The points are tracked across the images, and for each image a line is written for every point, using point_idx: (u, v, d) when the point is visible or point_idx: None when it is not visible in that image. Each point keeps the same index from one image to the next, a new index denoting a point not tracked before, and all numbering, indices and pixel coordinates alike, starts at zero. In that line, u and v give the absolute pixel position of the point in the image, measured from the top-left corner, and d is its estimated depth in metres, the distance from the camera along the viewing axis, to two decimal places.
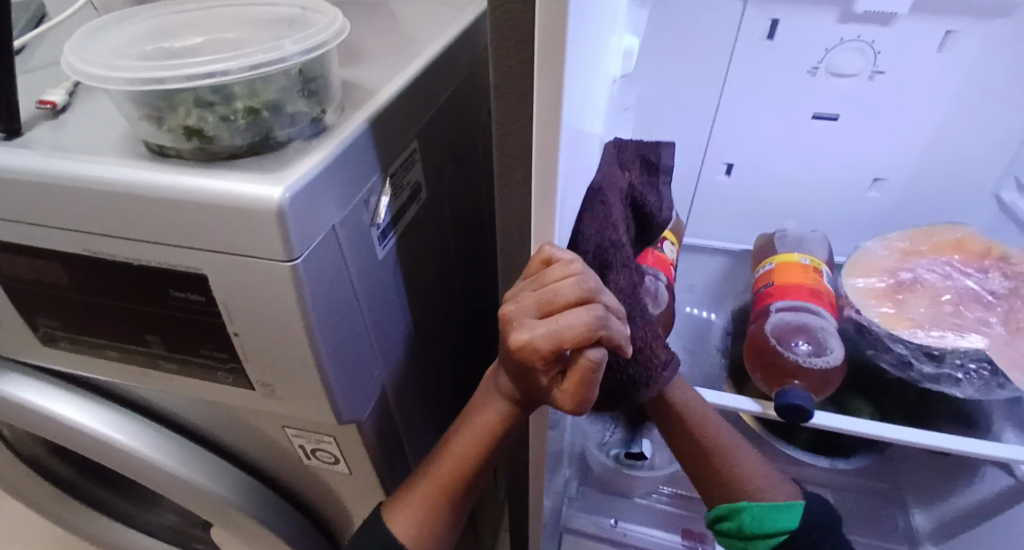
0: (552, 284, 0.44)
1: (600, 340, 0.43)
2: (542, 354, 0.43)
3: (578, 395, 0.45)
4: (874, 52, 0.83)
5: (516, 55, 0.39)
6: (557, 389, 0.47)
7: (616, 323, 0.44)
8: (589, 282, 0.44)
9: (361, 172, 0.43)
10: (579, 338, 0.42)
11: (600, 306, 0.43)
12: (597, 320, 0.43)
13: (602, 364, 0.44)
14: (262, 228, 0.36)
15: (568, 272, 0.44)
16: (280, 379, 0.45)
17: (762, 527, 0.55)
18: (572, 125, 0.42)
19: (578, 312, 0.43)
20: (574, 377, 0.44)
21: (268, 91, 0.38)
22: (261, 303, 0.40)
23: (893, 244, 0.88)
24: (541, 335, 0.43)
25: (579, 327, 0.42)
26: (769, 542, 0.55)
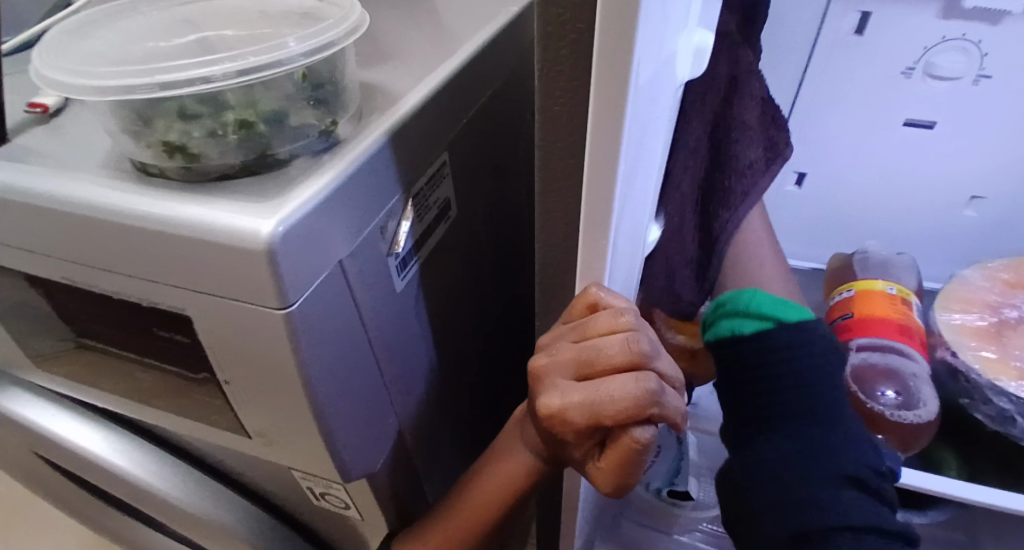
0: (594, 341, 0.38)
1: (649, 417, 0.38)
2: (576, 425, 0.38)
3: (617, 473, 0.40)
4: (981, 53, 0.72)
5: (569, 58, 0.31)
6: (594, 463, 0.42)
7: (670, 397, 0.38)
8: (640, 344, 0.37)
9: (377, 194, 0.36)
10: (623, 413, 0.37)
11: (652, 375, 0.37)
12: (648, 394, 0.36)
13: (650, 443, 0.38)
14: (248, 269, 0.29)
15: (615, 326, 0.38)
16: (278, 431, 0.39)
17: (754, 307, 0.46)
18: (633, 144, 0.34)
19: (623, 381, 0.37)
20: (616, 455, 0.39)
21: (267, 99, 0.32)
22: (252, 351, 0.33)
23: (995, 274, 0.76)
24: (577, 403, 0.38)
25: (623, 400, 0.37)
26: (759, 326, 0.46)
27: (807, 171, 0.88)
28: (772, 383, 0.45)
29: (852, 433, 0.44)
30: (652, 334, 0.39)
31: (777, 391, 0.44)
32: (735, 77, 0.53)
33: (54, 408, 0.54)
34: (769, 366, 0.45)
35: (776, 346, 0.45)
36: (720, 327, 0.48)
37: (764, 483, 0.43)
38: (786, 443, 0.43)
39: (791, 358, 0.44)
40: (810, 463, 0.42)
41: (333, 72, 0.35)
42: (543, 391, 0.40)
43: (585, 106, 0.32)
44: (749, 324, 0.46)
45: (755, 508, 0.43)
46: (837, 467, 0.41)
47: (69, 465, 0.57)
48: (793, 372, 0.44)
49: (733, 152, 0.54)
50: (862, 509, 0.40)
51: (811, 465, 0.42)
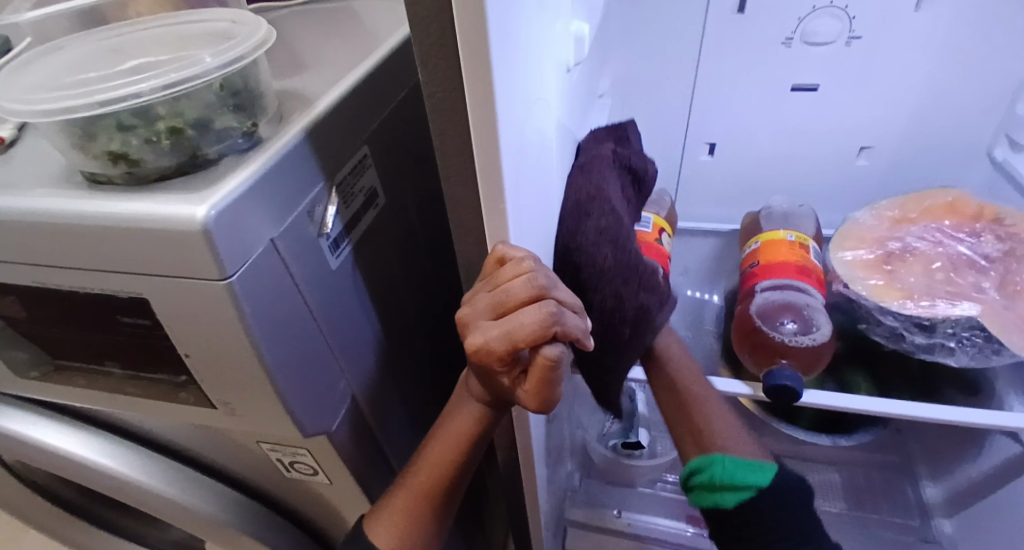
0: (504, 284, 0.45)
1: (555, 336, 0.44)
2: (498, 354, 0.45)
3: (539, 391, 0.46)
4: (849, 17, 0.81)
5: (442, 50, 0.37)
6: (522, 387, 0.49)
7: (571, 317, 0.45)
8: (540, 279, 0.44)
9: (300, 182, 0.42)
10: (531, 336, 0.43)
11: (552, 302, 0.44)
12: (549, 316, 0.43)
13: (561, 360, 0.45)
14: (190, 248, 0.35)
15: (520, 271, 0.44)
16: (238, 397, 0.44)
17: (728, 479, 0.55)
18: (511, 117, 0.41)
19: (530, 310, 0.44)
20: (535, 376, 0.46)
21: (191, 108, 0.38)
22: (204, 322, 0.39)
23: (883, 213, 0.86)
24: (496, 336, 0.45)
25: (530, 325, 0.43)
26: (739, 497, 0.55)
27: (716, 141, 0.97)
28: (761, 534, 0.54)
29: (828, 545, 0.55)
30: (551, 272, 0.46)
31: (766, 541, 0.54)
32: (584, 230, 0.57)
33: (36, 417, 0.59)
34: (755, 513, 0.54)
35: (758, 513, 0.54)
36: (704, 495, 0.57)
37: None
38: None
39: (771, 504, 0.54)
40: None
41: (248, 82, 0.41)
42: (469, 334, 0.47)
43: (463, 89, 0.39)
44: (729, 496, 0.55)
45: None
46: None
47: (55, 472, 0.62)
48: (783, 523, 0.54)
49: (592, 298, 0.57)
50: None
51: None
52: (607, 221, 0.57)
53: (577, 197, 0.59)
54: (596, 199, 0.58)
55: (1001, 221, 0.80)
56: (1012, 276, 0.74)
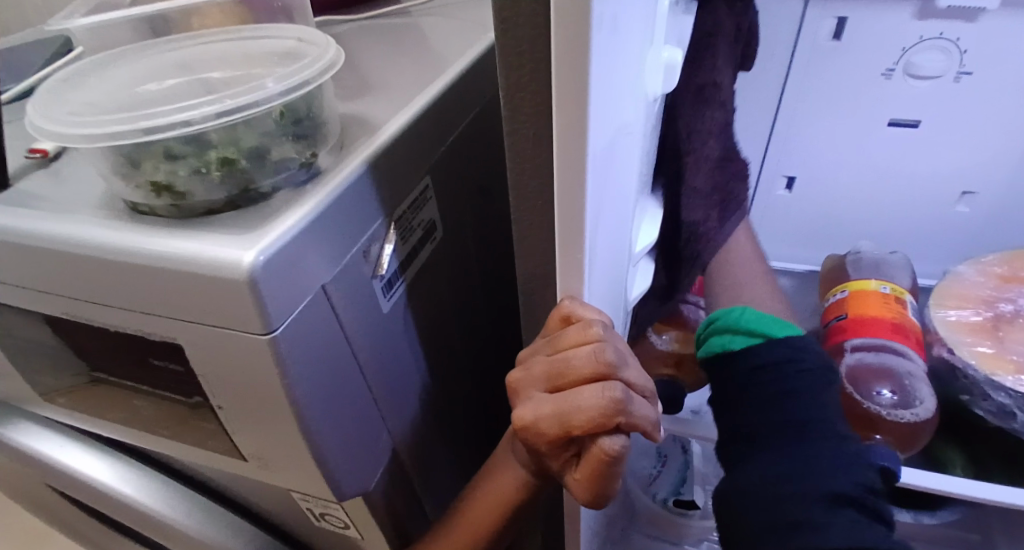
0: (566, 353, 0.39)
1: (618, 426, 0.38)
2: (549, 437, 0.40)
3: (590, 485, 0.40)
4: (961, 51, 0.73)
5: (527, 84, 0.32)
6: (571, 474, 0.42)
7: (638, 405, 0.39)
8: (607, 354, 0.38)
9: (358, 222, 0.38)
10: (590, 423, 0.38)
11: (618, 385, 0.38)
12: (612, 404, 0.37)
13: (622, 454, 0.39)
14: (233, 297, 0.31)
15: (584, 338, 0.39)
16: (272, 452, 0.40)
17: (744, 324, 0.49)
18: (600, 162, 0.36)
19: (591, 391, 0.38)
20: (588, 467, 0.40)
21: (248, 137, 0.34)
22: (241, 375, 0.35)
23: (989, 269, 0.77)
24: (547, 415, 0.39)
25: (590, 410, 0.38)
26: (746, 343, 0.48)
27: (796, 175, 0.89)
28: (762, 396, 0.45)
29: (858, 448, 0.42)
30: (621, 344, 0.40)
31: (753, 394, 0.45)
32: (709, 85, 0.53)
33: (65, 439, 0.56)
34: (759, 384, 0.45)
35: (757, 361, 0.46)
36: (711, 343, 0.51)
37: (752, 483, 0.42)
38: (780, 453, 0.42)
39: (782, 373, 0.45)
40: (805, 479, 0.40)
41: (311, 107, 0.36)
42: (519, 403, 0.42)
43: (549, 128, 0.34)
44: (738, 341, 0.48)
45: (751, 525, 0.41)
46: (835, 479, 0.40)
47: (79, 495, 0.59)
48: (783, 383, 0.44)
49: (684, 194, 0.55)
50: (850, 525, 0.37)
51: (801, 474, 0.40)
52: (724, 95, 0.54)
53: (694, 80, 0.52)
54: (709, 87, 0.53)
55: None
56: None
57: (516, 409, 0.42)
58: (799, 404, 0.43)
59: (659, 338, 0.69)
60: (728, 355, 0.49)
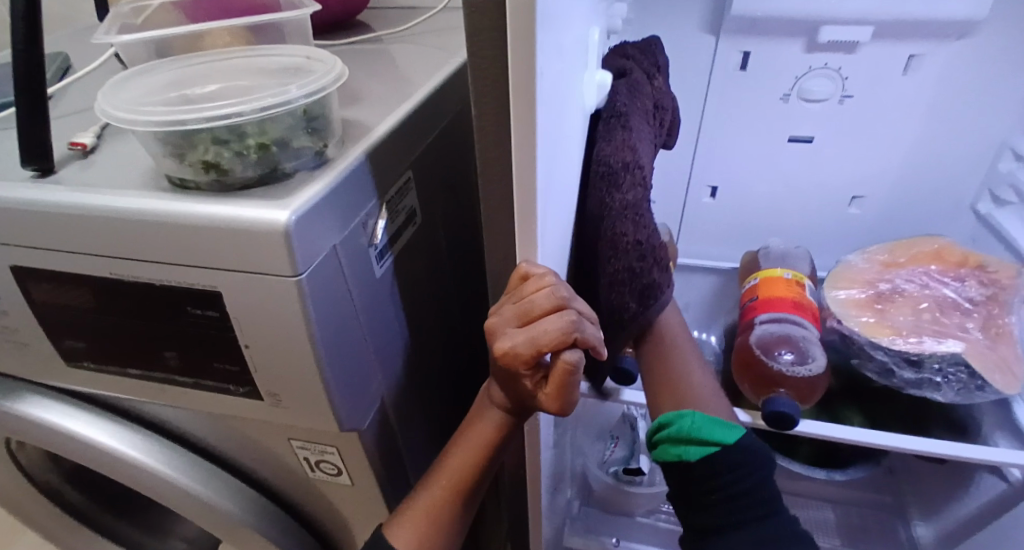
0: (528, 296, 0.50)
1: (575, 342, 0.50)
2: (524, 358, 0.50)
3: (558, 395, 0.52)
4: (842, 78, 0.89)
5: (492, 89, 0.43)
6: (542, 391, 0.54)
7: (589, 327, 0.51)
8: (562, 291, 0.49)
9: (358, 199, 0.47)
10: (554, 341, 0.49)
11: (572, 311, 0.50)
12: (570, 324, 0.49)
13: (579, 365, 0.50)
14: (270, 246, 0.40)
15: (542, 284, 0.49)
16: (286, 389, 0.48)
17: (698, 433, 0.56)
18: (546, 150, 0.47)
19: (553, 318, 0.49)
20: (556, 379, 0.51)
21: (275, 128, 0.43)
22: (269, 317, 0.44)
23: (874, 257, 0.92)
24: (521, 342, 0.50)
25: (554, 331, 0.49)
26: (704, 451, 0.55)
27: (717, 185, 1.04)
28: (725, 498, 0.54)
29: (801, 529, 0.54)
30: (569, 287, 0.52)
31: (718, 498, 0.54)
32: (626, 167, 0.58)
33: (74, 410, 0.62)
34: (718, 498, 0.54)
35: (720, 470, 0.55)
36: (668, 451, 0.57)
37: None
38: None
39: (737, 478, 0.54)
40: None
41: (324, 110, 0.46)
42: (496, 341, 0.52)
43: (508, 123, 0.45)
44: (693, 450, 0.56)
45: None
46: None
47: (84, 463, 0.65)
48: (739, 488, 0.54)
49: (611, 272, 0.59)
50: None
51: None
52: (637, 182, 0.59)
53: (608, 166, 0.59)
54: (626, 171, 0.58)
55: (983, 267, 0.87)
56: (994, 319, 0.81)
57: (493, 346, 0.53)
58: (755, 498, 0.54)
59: None
60: (687, 463, 0.56)
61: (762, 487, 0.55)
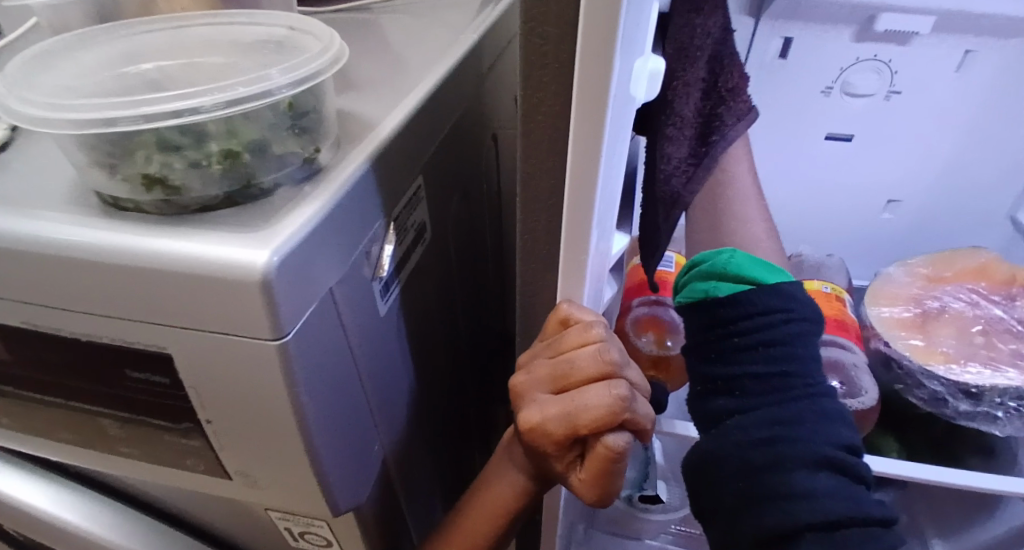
0: (568, 355, 0.42)
1: (623, 423, 0.41)
2: (555, 435, 0.42)
3: (597, 481, 0.44)
4: (891, 72, 0.79)
5: (550, 83, 0.32)
6: (575, 473, 0.45)
7: (640, 403, 0.42)
8: (611, 354, 0.41)
9: (361, 222, 0.35)
10: (597, 420, 0.41)
11: (622, 383, 0.41)
12: (620, 401, 0.40)
13: (625, 450, 0.42)
14: (240, 301, 0.28)
15: (586, 339, 0.41)
16: (262, 469, 0.37)
17: (734, 268, 0.42)
18: (610, 165, 0.36)
19: (597, 390, 0.41)
20: (594, 462, 0.43)
21: (248, 129, 0.31)
22: (239, 388, 0.32)
23: (915, 270, 0.83)
24: (554, 415, 0.42)
25: (597, 407, 0.40)
26: (736, 289, 0.41)
27: None
28: (749, 346, 0.40)
29: (836, 404, 0.40)
30: (621, 346, 0.43)
31: (744, 343, 0.40)
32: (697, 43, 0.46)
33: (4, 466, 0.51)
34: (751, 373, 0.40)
35: (754, 310, 0.40)
36: (693, 288, 0.43)
37: (754, 514, 0.37)
38: (795, 458, 0.37)
39: (768, 325, 0.40)
40: (829, 501, 0.35)
41: (316, 102, 0.34)
42: (525, 406, 0.44)
43: (567, 132, 0.33)
44: (725, 285, 0.42)
45: (726, 483, 0.39)
46: (857, 503, 0.36)
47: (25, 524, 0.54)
48: (770, 335, 0.40)
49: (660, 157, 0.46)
50: (841, 492, 0.36)
51: (786, 440, 0.37)
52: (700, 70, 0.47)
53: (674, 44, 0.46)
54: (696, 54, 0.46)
55: None
56: None
57: (521, 411, 0.45)
58: (784, 356, 0.39)
59: (642, 341, 0.70)
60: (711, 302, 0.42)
61: (789, 333, 0.40)
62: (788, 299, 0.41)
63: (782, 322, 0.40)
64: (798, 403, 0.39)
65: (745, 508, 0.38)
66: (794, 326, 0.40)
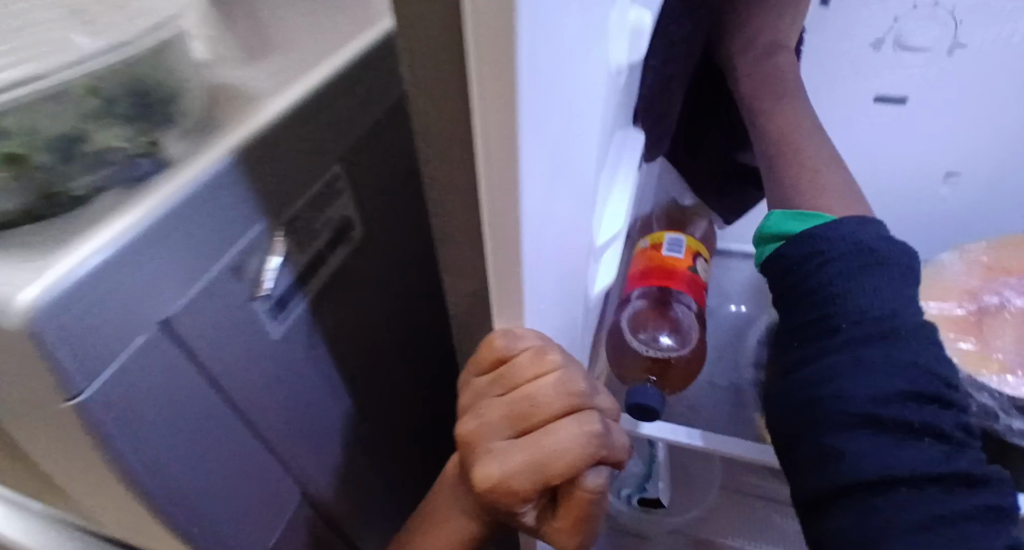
0: (524, 389, 0.32)
1: (598, 458, 0.34)
2: (522, 490, 0.32)
3: (576, 524, 0.36)
4: (955, 22, 0.62)
5: (425, 50, 0.22)
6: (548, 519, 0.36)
7: (612, 431, 0.34)
8: (575, 382, 0.33)
9: (219, 230, 0.28)
10: (573, 464, 0.32)
11: (591, 414, 0.33)
12: (594, 437, 0.33)
13: (602, 488, 0.34)
14: (12, 349, 0.23)
15: (543, 370, 0.32)
16: (125, 522, 0.32)
17: (766, 229, 0.44)
18: (546, 156, 0.26)
19: (568, 428, 0.32)
20: (571, 507, 0.35)
21: (47, 123, 0.25)
22: (58, 442, 0.27)
23: (973, 258, 0.66)
24: (520, 467, 0.32)
25: (572, 450, 0.32)
26: (770, 248, 0.44)
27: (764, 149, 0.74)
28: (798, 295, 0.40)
29: (921, 353, 0.36)
30: (579, 367, 0.35)
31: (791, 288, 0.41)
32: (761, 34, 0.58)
33: None
34: (807, 317, 0.40)
35: (796, 256, 0.41)
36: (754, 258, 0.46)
37: (825, 481, 0.37)
38: (842, 416, 0.36)
39: (806, 269, 0.40)
40: (879, 460, 0.35)
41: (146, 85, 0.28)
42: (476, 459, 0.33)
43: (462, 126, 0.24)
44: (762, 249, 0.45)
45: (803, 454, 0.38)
46: (901, 465, 0.34)
47: None
48: (811, 280, 0.40)
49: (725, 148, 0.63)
50: (903, 458, 0.34)
51: (841, 395, 0.36)
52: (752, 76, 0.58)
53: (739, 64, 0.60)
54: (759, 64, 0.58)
55: None
56: None
57: (471, 465, 0.34)
58: (841, 292, 0.38)
59: (638, 341, 0.61)
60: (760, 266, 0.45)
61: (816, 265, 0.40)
62: (895, 246, 0.40)
63: (859, 265, 0.38)
64: (858, 349, 0.36)
65: (807, 469, 0.38)
66: (849, 261, 0.39)
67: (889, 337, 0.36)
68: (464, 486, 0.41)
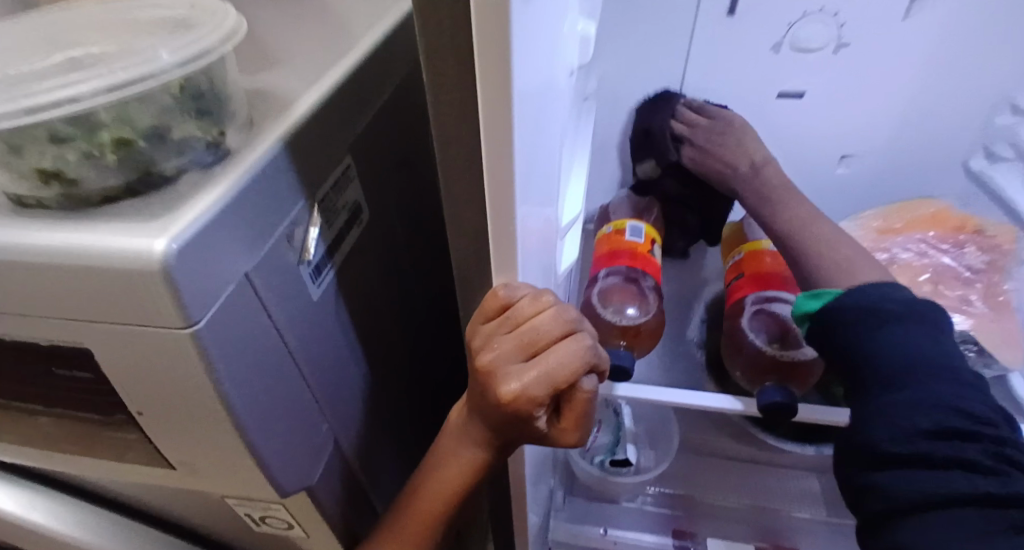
0: (528, 323, 0.40)
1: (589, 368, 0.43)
2: (538, 400, 0.40)
3: (578, 425, 0.44)
4: (839, 23, 0.75)
5: (449, 56, 0.29)
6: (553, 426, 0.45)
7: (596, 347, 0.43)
8: (566, 312, 0.41)
9: (277, 203, 0.35)
10: (575, 372, 0.41)
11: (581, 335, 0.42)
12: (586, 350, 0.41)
13: (594, 392, 0.43)
14: (143, 291, 0.28)
15: (542, 305, 0.40)
16: (201, 458, 0.38)
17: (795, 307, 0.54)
18: (532, 137, 0.34)
19: (567, 346, 0.41)
20: (573, 410, 0.43)
21: (142, 115, 0.31)
22: (160, 378, 0.32)
23: (867, 224, 0.79)
24: (535, 380, 0.40)
25: (572, 362, 0.40)
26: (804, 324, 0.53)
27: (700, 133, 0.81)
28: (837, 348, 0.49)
29: (950, 389, 0.43)
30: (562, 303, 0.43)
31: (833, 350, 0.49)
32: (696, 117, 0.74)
33: None
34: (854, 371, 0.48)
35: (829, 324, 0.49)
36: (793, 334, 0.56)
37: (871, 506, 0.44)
38: (877, 449, 0.43)
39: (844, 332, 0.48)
40: (909, 489, 0.41)
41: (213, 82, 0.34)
42: (495, 384, 0.40)
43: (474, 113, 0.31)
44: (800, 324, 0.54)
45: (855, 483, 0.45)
46: (933, 488, 0.41)
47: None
48: (849, 339, 0.48)
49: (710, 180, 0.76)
50: (937, 478, 0.41)
51: (878, 432, 0.44)
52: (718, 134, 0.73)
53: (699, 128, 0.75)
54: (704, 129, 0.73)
55: (983, 232, 0.75)
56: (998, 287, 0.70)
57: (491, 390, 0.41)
58: (875, 345, 0.46)
59: (608, 312, 0.67)
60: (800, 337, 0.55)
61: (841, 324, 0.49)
62: (925, 304, 0.48)
63: (883, 322, 0.47)
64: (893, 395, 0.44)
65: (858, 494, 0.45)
66: (884, 319, 0.47)
67: (922, 381, 0.43)
68: (470, 423, 0.48)
